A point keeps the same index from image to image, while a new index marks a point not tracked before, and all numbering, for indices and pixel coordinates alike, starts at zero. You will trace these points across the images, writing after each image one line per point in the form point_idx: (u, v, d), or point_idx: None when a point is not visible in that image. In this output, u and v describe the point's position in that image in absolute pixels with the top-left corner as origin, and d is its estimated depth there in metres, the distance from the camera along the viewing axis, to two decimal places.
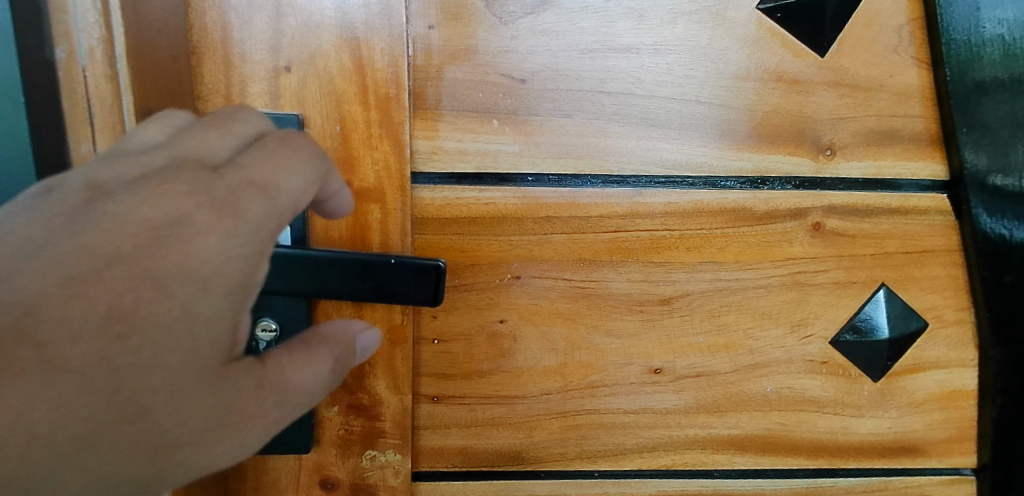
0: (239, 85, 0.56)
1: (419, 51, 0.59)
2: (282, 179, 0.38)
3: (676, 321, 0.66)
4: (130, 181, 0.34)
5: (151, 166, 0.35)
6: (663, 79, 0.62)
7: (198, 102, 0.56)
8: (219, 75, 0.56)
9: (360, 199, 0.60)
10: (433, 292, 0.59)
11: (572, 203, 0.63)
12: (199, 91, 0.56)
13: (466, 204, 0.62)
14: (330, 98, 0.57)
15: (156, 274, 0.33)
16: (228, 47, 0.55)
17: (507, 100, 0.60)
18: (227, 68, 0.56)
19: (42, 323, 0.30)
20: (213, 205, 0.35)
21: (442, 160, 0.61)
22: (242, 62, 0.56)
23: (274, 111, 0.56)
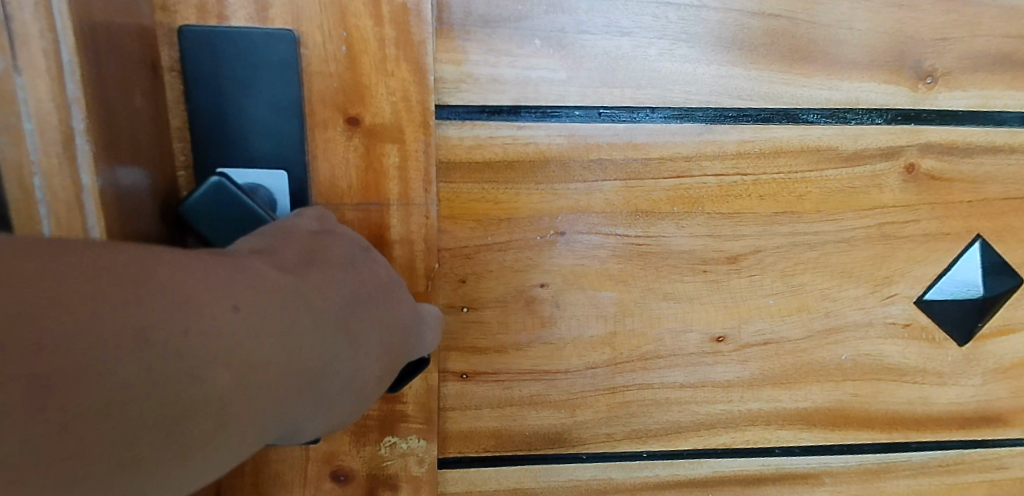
0: None
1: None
2: (432, 333, 0.45)
3: (744, 282, 0.57)
4: (380, 268, 0.41)
5: (385, 260, 0.43)
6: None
7: (162, 14, 0.44)
8: None
9: (373, 139, 0.49)
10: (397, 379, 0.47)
11: (627, 144, 0.52)
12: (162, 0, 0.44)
13: (501, 145, 0.51)
14: (333, 10, 0.45)
15: (395, 342, 0.39)
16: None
17: (552, 13, 0.48)
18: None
19: (361, 336, 0.35)
20: (415, 318, 0.42)
21: (472, 91, 0.49)
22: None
23: (262, 26, 0.45)
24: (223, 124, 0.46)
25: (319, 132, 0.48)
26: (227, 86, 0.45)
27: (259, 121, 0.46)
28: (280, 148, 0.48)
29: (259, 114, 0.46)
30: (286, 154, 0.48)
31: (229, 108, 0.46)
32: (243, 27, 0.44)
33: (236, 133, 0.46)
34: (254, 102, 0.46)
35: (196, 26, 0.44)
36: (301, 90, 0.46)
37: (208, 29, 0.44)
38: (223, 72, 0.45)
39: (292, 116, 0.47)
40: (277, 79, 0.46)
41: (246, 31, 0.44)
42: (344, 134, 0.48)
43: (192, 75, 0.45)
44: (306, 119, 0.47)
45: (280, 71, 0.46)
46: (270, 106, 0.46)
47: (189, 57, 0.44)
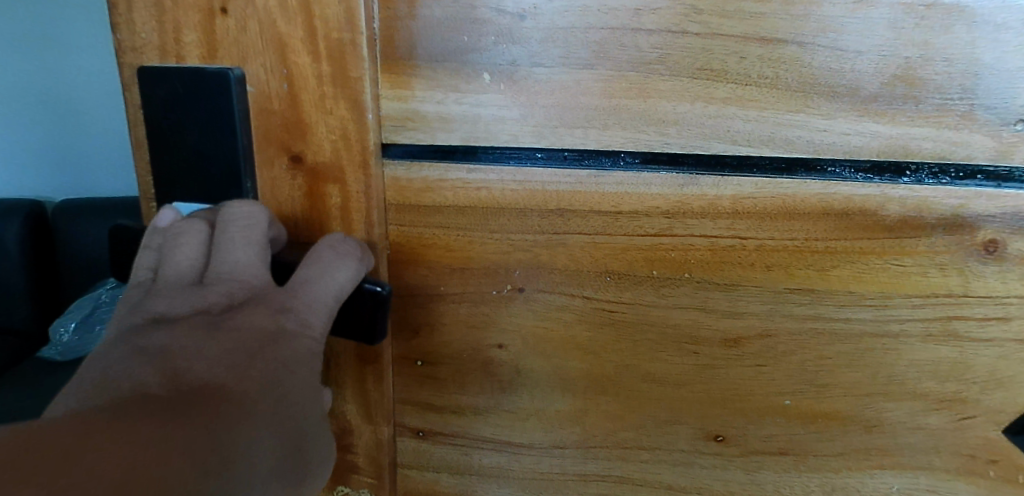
0: (172, 32, 0.44)
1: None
2: (339, 273, 0.42)
3: (747, 371, 0.46)
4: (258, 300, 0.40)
5: (241, 270, 0.41)
6: (730, 6, 0.39)
7: (128, 54, 0.45)
8: (149, 20, 0.44)
9: (316, 178, 0.47)
10: (373, 325, 0.45)
11: (593, 193, 0.45)
12: (127, 41, 0.45)
13: (452, 188, 0.47)
14: (274, 47, 0.44)
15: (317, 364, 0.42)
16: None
17: (501, 44, 0.43)
18: (159, 12, 0.44)
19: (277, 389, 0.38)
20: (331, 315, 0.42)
21: (419, 129, 0.45)
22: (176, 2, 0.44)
23: (207, 65, 0.44)
24: (169, 162, 0.46)
25: (265, 169, 0.47)
26: (173, 124, 0.45)
27: (201, 158, 0.46)
28: (222, 185, 0.46)
29: (203, 155, 0.46)
30: (227, 191, 0.47)
31: (177, 146, 0.46)
32: (194, 66, 0.44)
33: (182, 170, 0.46)
34: (197, 142, 0.45)
35: (155, 65, 0.45)
36: (239, 127, 0.45)
37: (163, 67, 0.45)
38: (169, 111, 0.45)
39: (231, 152, 0.46)
40: (217, 116, 0.45)
41: (193, 70, 0.44)
42: (289, 172, 0.47)
43: (147, 109, 0.46)
44: (247, 154, 0.46)
45: (219, 109, 0.45)
46: (213, 147, 0.45)
47: (146, 93, 0.45)
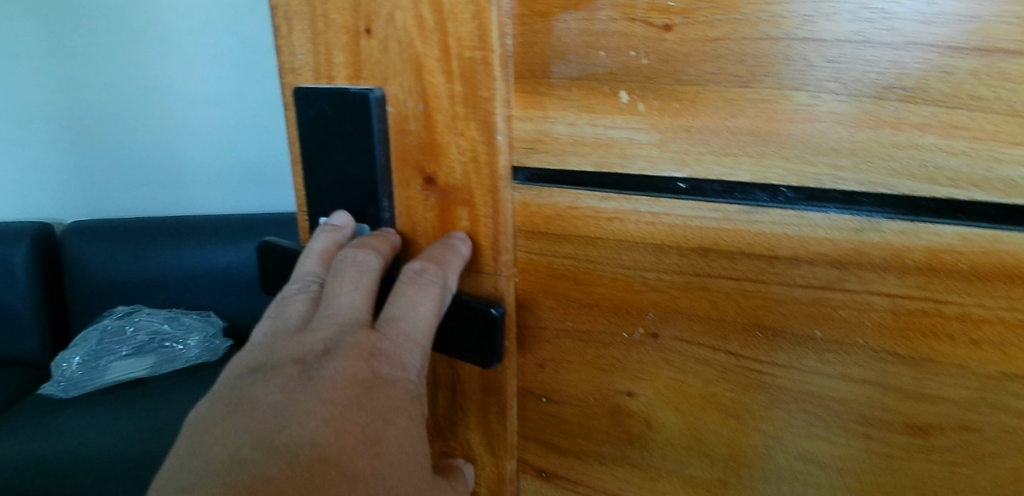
0: (324, 54, 0.45)
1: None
2: (424, 304, 0.41)
3: (939, 469, 0.37)
4: (355, 337, 0.40)
5: (344, 312, 0.41)
6: (935, 8, 0.31)
7: (285, 77, 0.47)
8: (304, 43, 0.46)
9: (446, 200, 0.45)
10: (490, 346, 0.44)
11: (746, 232, 0.38)
12: (286, 65, 0.47)
13: (582, 218, 0.42)
14: (411, 67, 0.43)
15: (416, 411, 0.40)
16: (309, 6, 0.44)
17: (644, 59, 0.38)
18: (314, 35, 0.45)
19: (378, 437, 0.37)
20: (424, 352, 0.42)
21: (550, 153, 0.42)
22: (326, 24, 0.44)
23: (351, 87, 0.45)
24: (318, 179, 0.48)
25: (402, 189, 0.46)
26: (322, 144, 0.46)
27: (345, 176, 0.46)
28: (361, 203, 0.47)
29: (346, 174, 0.46)
30: (366, 210, 0.47)
31: (324, 164, 0.47)
32: (343, 87, 0.45)
33: (329, 187, 0.47)
34: (342, 162, 0.46)
35: (309, 86, 0.46)
36: (379, 147, 0.45)
37: (314, 88, 0.46)
38: (320, 131, 0.46)
39: (371, 172, 0.45)
40: (360, 136, 0.45)
41: (339, 91, 0.45)
42: (422, 193, 0.45)
43: (302, 128, 0.47)
44: (385, 174, 0.46)
45: (363, 129, 0.45)
46: (355, 166, 0.46)
47: (300, 113, 0.47)
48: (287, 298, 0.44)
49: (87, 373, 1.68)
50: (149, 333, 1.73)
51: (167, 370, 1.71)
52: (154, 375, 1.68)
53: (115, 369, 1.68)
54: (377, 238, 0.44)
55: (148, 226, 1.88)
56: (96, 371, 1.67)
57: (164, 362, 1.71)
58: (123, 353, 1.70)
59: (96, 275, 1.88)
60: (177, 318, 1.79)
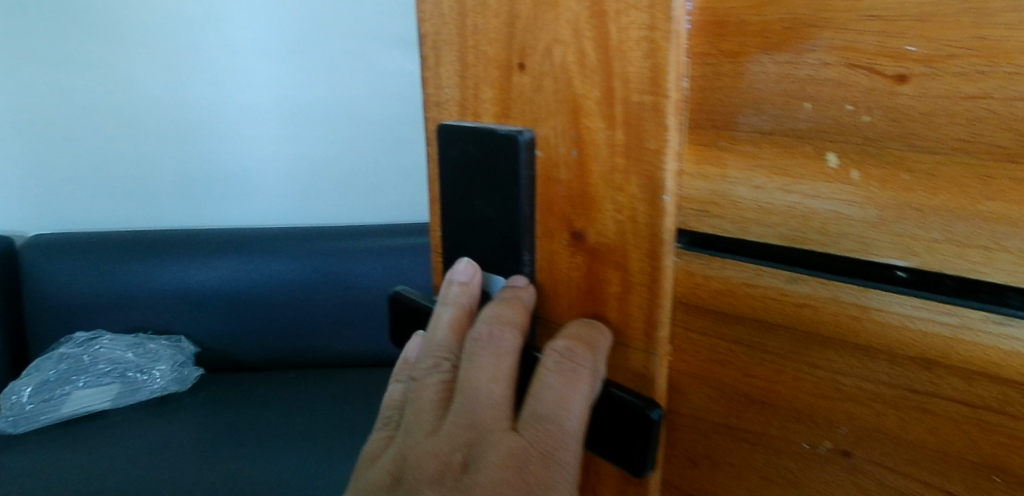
0: (472, 89, 0.41)
1: (718, 20, 0.34)
2: (575, 401, 0.37)
3: None
4: (499, 444, 0.37)
5: (486, 407, 0.38)
6: None
7: (430, 111, 0.44)
8: (451, 74, 0.42)
9: (596, 261, 0.39)
10: (642, 453, 0.38)
11: (989, 349, 0.29)
12: (431, 99, 0.43)
13: (761, 299, 0.35)
14: (567, 108, 0.38)
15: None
16: (460, 35, 0.41)
17: (864, 114, 0.30)
18: (462, 67, 0.41)
19: None
20: (576, 454, 0.37)
21: (727, 217, 0.35)
22: (476, 55, 0.40)
23: (499, 126, 0.40)
24: (455, 224, 0.44)
25: (545, 242, 0.41)
26: (462, 187, 0.42)
27: (484, 224, 0.42)
28: (498, 254, 0.42)
29: (486, 221, 0.42)
30: (504, 262, 0.42)
31: (462, 209, 0.43)
32: (489, 127, 0.40)
33: (466, 233, 0.43)
34: (483, 208, 0.42)
35: (454, 123, 0.42)
36: (523, 195, 0.40)
37: (458, 125, 0.42)
38: (460, 172, 0.42)
39: (512, 223, 0.41)
40: (502, 181, 0.40)
41: (484, 129, 0.40)
42: (567, 249, 0.40)
43: (443, 168, 0.43)
44: (529, 225, 0.41)
45: (505, 175, 0.40)
46: (495, 214, 0.41)
47: (443, 152, 0.43)
48: (420, 380, 0.42)
49: (38, 405, 1.47)
50: (113, 363, 1.55)
51: (131, 403, 1.51)
52: (117, 409, 1.49)
53: (73, 401, 1.47)
54: (500, 298, 0.41)
55: (140, 242, 1.71)
56: (51, 404, 1.47)
57: (127, 394, 1.51)
58: (81, 383, 1.50)
59: (53, 297, 1.68)
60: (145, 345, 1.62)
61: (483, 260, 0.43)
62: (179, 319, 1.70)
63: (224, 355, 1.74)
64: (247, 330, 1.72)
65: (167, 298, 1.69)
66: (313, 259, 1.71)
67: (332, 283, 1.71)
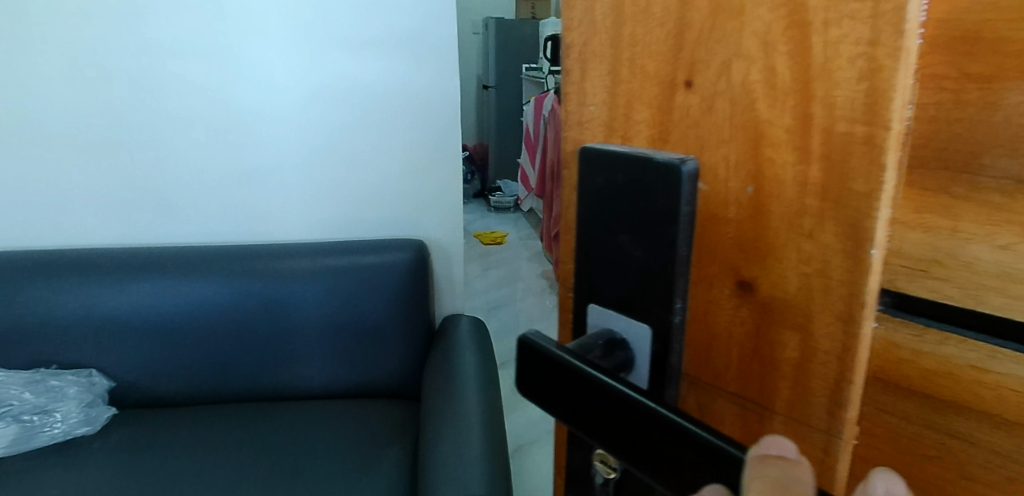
0: (624, 108, 0.37)
1: (965, 33, 0.26)
2: None
3: None
4: None
5: None
6: None
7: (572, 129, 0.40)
8: (599, 90, 0.38)
9: (768, 318, 0.33)
10: None
11: None
12: (575, 116, 0.40)
13: (995, 388, 0.28)
14: (745, 136, 0.32)
15: None
16: (614, 48, 0.36)
17: None
18: (613, 84, 0.37)
19: None
20: None
21: (954, 282, 0.28)
22: (631, 71, 0.36)
23: (656, 154, 0.34)
24: (591, 260, 0.38)
25: (703, 288, 0.36)
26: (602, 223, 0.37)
27: (627, 266, 0.36)
28: (641, 302, 0.36)
29: (633, 261, 0.36)
30: (650, 311, 0.35)
31: (600, 245, 0.37)
32: (644, 154, 0.34)
33: (603, 273, 0.38)
34: (630, 246, 0.36)
35: (597, 147, 0.36)
36: (681, 236, 0.33)
37: (603, 150, 0.36)
38: (601, 203, 0.36)
39: (663, 268, 0.34)
40: (655, 218, 0.34)
41: (635, 155, 0.34)
42: (732, 301, 0.34)
43: (583, 196, 0.38)
44: (684, 270, 0.34)
45: (658, 210, 0.33)
46: (644, 254, 0.35)
47: (584, 178, 0.37)
48: None
49: None
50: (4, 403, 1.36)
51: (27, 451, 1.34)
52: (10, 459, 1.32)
53: None
54: (759, 470, 0.25)
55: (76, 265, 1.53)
56: None
57: (23, 441, 1.34)
58: None
59: None
60: (47, 380, 1.43)
61: (624, 305, 0.37)
62: (107, 349, 1.52)
63: (166, 393, 1.56)
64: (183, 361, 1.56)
65: (74, 330, 1.51)
66: (248, 281, 1.57)
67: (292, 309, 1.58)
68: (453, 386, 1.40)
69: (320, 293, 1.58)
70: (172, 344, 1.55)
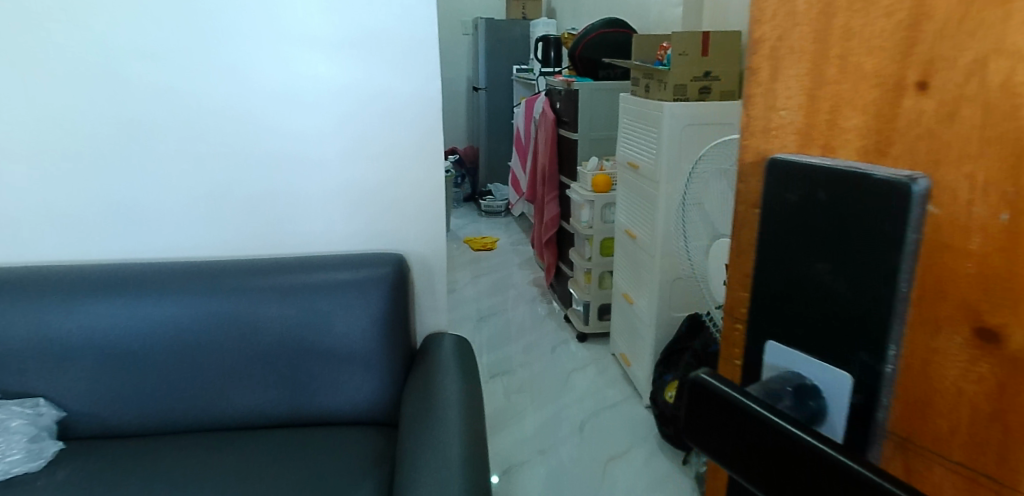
0: (841, 109, 0.43)
1: None
2: None
3: None
4: None
5: None
6: None
7: (779, 129, 0.48)
8: (800, 84, 0.46)
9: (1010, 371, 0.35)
10: None
11: None
12: (779, 117, 0.48)
13: None
14: (1004, 155, 0.34)
15: None
16: (821, 45, 0.44)
17: None
18: (824, 84, 0.44)
19: None
20: None
21: None
22: (841, 72, 0.43)
23: (890, 174, 0.40)
24: (803, 288, 0.46)
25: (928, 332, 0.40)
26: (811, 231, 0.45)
27: (840, 293, 0.44)
28: (859, 340, 0.43)
29: (855, 277, 0.42)
30: (872, 321, 0.42)
31: (811, 277, 0.45)
32: (879, 175, 0.40)
33: (815, 299, 0.46)
34: (856, 263, 0.42)
35: (815, 161, 0.44)
36: (904, 267, 0.39)
37: (811, 164, 0.45)
38: (818, 233, 0.44)
39: (882, 302, 0.41)
40: (878, 243, 0.40)
41: (847, 172, 0.42)
42: (959, 348, 0.38)
43: (808, 209, 0.45)
44: None
45: (884, 243, 0.40)
46: (871, 278, 0.41)
47: (807, 191, 0.45)
48: None
49: None
50: None
51: None
52: None
53: None
54: None
55: (102, 318, 2.31)
56: None
57: None
58: None
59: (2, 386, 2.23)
60: None
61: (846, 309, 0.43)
62: (82, 380, 2.32)
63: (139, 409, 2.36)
64: (166, 375, 2.35)
65: (94, 348, 2.31)
66: (226, 308, 2.37)
67: (253, 324, 2.37)
68: (424, 402, 2.26)
69: (282, 318, 2.38)
70: (178, 367, 2.35)
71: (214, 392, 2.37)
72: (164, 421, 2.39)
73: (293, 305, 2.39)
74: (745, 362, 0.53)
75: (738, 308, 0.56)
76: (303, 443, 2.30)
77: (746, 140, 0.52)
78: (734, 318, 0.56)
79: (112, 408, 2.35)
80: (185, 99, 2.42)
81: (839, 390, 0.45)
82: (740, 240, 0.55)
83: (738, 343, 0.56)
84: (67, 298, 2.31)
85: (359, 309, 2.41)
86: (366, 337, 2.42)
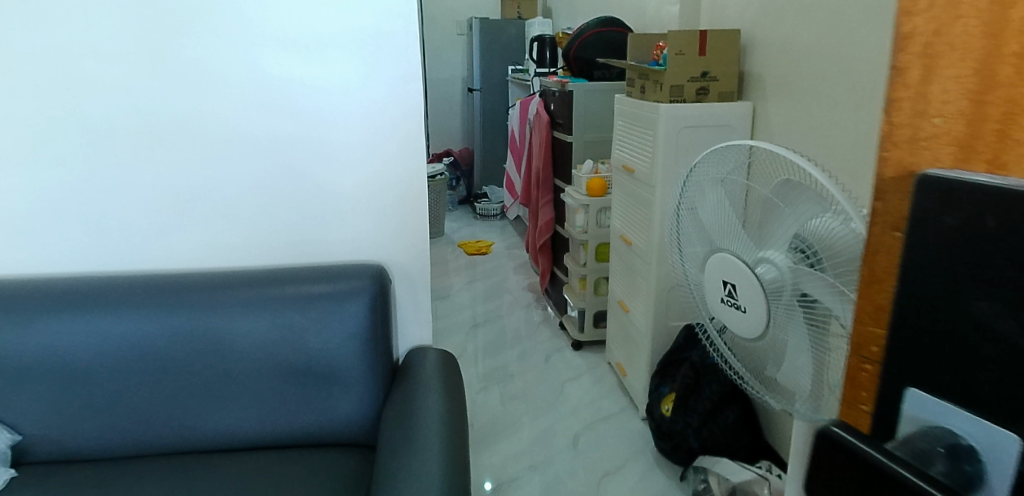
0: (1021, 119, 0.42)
1: None
2: None
3: None
4: None
5: None
6: None
7: (936, 144, 0.46)
8: (961, 90, 0.45)
9: None
10: None
11: None
12: (935, 133, 0.47)
13: None
14: None
15: None
16: (987, 59, 0.44)
17: None
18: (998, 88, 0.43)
19: None
20: None
21: None
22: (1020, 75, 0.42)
23: None
24: (959, 327, 0.45)
25: None
26: (972, 271, 0.43)
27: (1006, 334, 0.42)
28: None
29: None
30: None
31: (969, 317, 0.44)
32: None
33: (969, 342, 0.44)
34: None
35: (979, 181, 0.42)
36: None
37: (973, 181, 0.42)
38: (965, 273, 0.43)
39: None
40: None
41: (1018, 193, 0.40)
42: None
43: (967, 233, 0.43)
44: None
45: None
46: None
47: (964, 214, 0.43)
48: None
49: None
50: None
51: None
52: None
53: None
54: None
55: (62, 335, 2.17)
56: None
57: None
58: None
59: None
60: None
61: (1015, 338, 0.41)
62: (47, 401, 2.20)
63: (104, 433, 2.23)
64: (133, 394, 2.22)
65: (54, 370, 2.18)
66: (193, 322, 2.23)
67: (223, 339, 2.23)
68: (409, 411, 2.15)
69: (255, 331, 2.24)
70: (146, 386, 2.22)
71: (183, 413, 2.24)
72: (131, 445, 2.25)
73: (267, 317, 2.25)
74: (877, 413, 0.53)
75: (869, 346, 0.54)
76: (280, 464, 2.18)
77: (888, 152, 0.50)
78: (863, 356, 0.55)
79: (74, 427, 2.21)
80: (154, 99, 2.29)
81: (1000, 449, 0.43)
82: (874, 266, 0.53)
83: (864, 385, 0.55)
84: (27, 315, 2.18)
85: (336, 322, 2.26)
86: (344, 353, 2.27)
